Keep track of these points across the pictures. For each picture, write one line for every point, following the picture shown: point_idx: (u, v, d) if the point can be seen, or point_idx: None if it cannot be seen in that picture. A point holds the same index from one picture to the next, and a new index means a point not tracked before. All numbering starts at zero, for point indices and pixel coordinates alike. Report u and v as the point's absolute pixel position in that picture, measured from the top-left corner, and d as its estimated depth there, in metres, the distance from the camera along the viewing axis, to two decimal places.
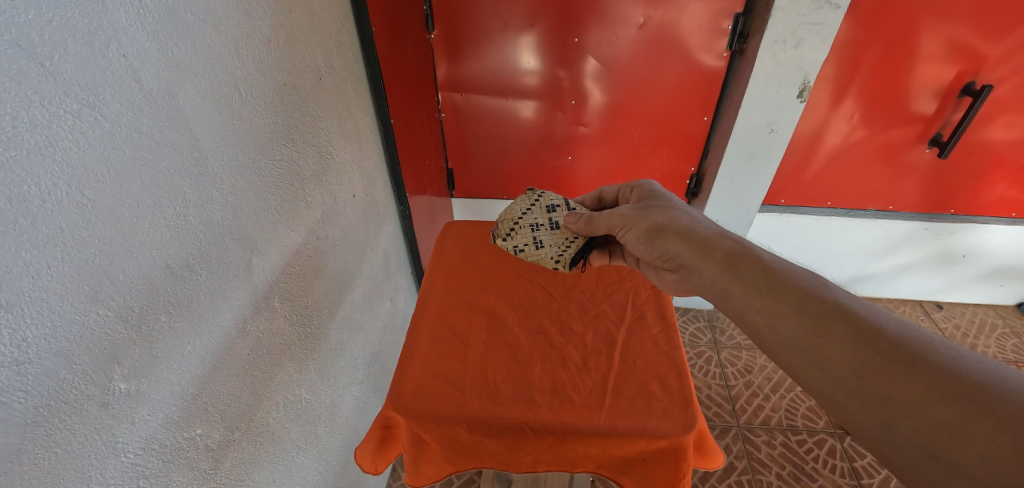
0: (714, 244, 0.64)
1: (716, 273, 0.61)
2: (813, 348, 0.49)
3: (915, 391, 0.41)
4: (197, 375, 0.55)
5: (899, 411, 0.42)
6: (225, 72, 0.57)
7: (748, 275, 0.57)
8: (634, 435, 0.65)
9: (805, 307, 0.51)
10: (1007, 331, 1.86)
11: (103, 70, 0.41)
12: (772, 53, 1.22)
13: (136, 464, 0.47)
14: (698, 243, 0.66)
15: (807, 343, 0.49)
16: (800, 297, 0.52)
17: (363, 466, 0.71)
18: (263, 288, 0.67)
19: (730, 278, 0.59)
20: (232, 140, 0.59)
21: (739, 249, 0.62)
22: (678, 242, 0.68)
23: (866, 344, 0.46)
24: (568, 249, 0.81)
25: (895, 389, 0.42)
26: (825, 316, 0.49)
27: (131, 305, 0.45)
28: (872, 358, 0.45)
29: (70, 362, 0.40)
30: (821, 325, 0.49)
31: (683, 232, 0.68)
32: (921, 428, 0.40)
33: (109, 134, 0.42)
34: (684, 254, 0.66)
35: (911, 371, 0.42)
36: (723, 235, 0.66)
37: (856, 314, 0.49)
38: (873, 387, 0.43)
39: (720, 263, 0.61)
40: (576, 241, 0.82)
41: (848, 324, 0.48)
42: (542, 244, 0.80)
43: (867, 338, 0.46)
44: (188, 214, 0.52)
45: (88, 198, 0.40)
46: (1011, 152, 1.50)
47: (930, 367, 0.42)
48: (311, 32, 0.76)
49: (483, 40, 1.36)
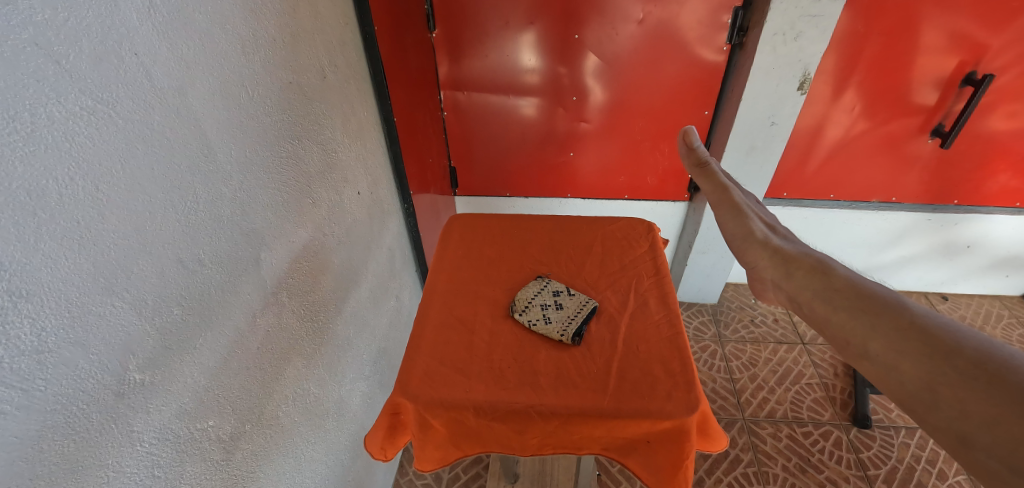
0: (796, 260, 0.68)
1: (796, 287, 0.64)
2: (887, 361, 0.50)
3: (989, 405, 0.41)
4: (209, 368, 0.56)
5: (972, 422, 0.42)
6: (232, 70, 0.58)
7: (826, 293, 0.60)
8: (639, 417, 0.66)
9: (879, 323, 0.53)
10: (1014, 321, 1.85)
11: (116, 69, 0.42)
12: (772, 45, 1.22)
13: (151, 453, 0.48)
14: (781, 260, 0.70)
15: (883, 356, 0.51)
16: (875, 314, 0.54)
17: (372, 453, 0.72)
18: (272, 283, 0.68)
19: (810, 293, 0.62)
20: (239, 137, 0.59)
21: (821, 265, 0.65)
22: (763, 255, 0.73)
23: (940, 360, 0.46)
24: (572, 323, 0.77)
25: (969, 402, 0.43)
26: (902, 332, 0.51)
27: (145, 297, 0.47)
28: (947, 374, 0.45)
29: (87, 352, 0.41)
30: (896, 341, 0.50)
31: (768, 249, 0.73)
32: (997, 437, 0.40)
33: (122, 130, 0.43)
34: (767, 270, 0.71)
35: (985, 388, 0.43)
36: (808, 253, 0.69)
37: (932, 331, 0.49)
38: (947, 400, 0.44)
39: (801, 278, 0.64)
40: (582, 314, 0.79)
41: (923, 341, 0.49)
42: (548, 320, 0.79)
43: (941, 356, 0.47)
44: (198, 210, 0.53)
45: (103, 192, 0.41)
46: (1014, 141, 1.49)
47: (1009, 382, 0.42)
48: (315, 31, 0.77)
49: (483, 38, 1.37)
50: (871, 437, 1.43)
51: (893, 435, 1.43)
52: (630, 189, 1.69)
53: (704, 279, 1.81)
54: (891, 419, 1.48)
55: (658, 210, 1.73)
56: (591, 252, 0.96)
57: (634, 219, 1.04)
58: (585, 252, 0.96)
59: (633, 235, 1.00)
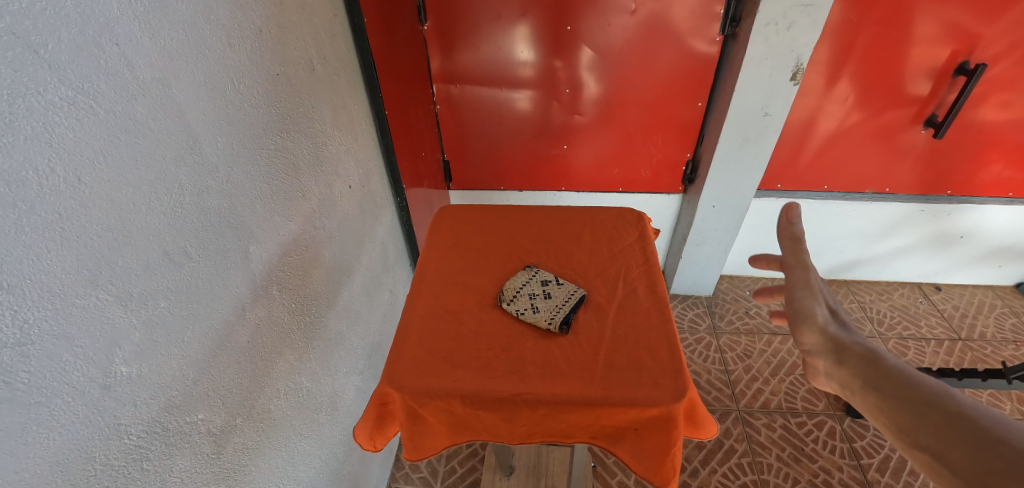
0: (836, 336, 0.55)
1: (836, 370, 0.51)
2: (940, 457, 0.39)
3: None
4: (197, 360, 0.56)
5: None
6: (217, 61, 0.57)
7: (869, 374, 0.47)
8: (626, 405, 0.66)
9: (924, 408, 0.41)
10: (1006, 311, 1.85)
11: (97, 59, 0.41)
12: (765, 36, 1.22)
13: (139, 447, 0.48)
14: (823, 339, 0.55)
15: (935, 452, 0.39)
16: (923, 398, 0.42)
17: (361, 443, 0.72)
18: (261, 275, 0.68)
19: (852, 378, 0.49)
20: (225, 128, 0.59)
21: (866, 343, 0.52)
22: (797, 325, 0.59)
23: (1005, 455, 0.35)
24: (560, 311, 0.77)
25: None
26: (951, 420, 0.39)
27: (131, 290, 0.46)
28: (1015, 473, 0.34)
29: (72, 345, 0.41)
30: (948, 431, 0.39)
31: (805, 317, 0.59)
32: None
33: (104, 121, 0.42)
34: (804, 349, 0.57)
35: None
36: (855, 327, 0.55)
37: (988, 417, 0.38)
38: None
39: (840, 356, 0.52)
40: (571, 302, 0.79)
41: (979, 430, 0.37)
42: (536, 308, 0.78)
43: (1008, 453, 0.35)
44: (184, 201, 0.53)
45: (86, 184, 0.41)
46: (1008, 131, 1.49)
47: None
48: (303, 22, 0.76)
49: (475, 30, 1.36)
50: (864, 427, 1.44)
51: None
52: (624, 181, 1.69)
53: (699, 272, 1.81)
54: None
55: (653, 203, 1.74)
56: (580, 242, 0.96)
57: (624, 209, 1.04)
58: (575, 242, 0.96)
59: (623, 224, 1.00)
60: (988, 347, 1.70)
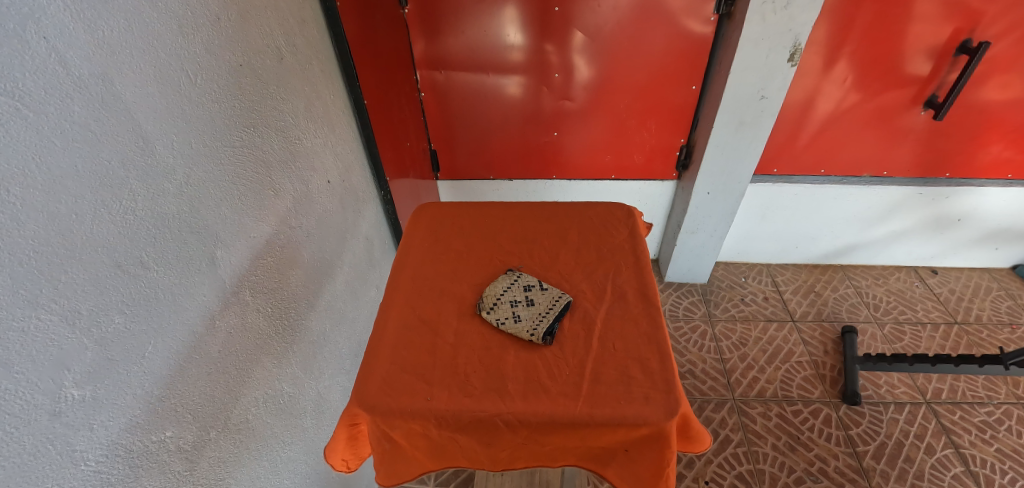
0: None
1: None
2: None
3: None
4: (161, 376, 0.52)
5: None
6: (169, 53, 0.52)
7: None
8: (614, 423, 0.64)
9: None
10: (1002, 294, 1.84)
11: (22, 55, 0.37)
12: (761, 15, 1.17)
13: (99, 472, 0.45)
14: None
15: None
16: None
17: (334, 465, 0.69)
18: (231, 283, 0.65)
19: None
20: (182, 126, 0.55)
21: None
22: None
23: None
24: (544, 321, 0.74)
25: None
26: None
27: (78, 307, 0.43)
28: None
29: (12, 371, 0.37)
30: None
31: None
32: None
33: (34, 125, 0.38)
34: None
35: None
36: None
37: None
38: None
39: None
40: (555, 310, 0.76)
41: None
42: (519, 317, 0.75)
43: None
44: (135, 209, 0.48)
45: (16, 195, 0.37)
46: (1009, 111, 1.46)
47: None
48: (266, 7, 0.71)
49: (459, 14, 1.30)
50: (860, 414, 1.44)
51: (882, 410, 1.44)
52: (616, 169, 1.65)
53: (694, 259, 1.79)
54: (881, 394, 1.49)
55: (646, 190, 1.70)
56: (566, 241, 0.93)
57: (612, 204, 1.01)
58: (561, 241, 0.93)
59: (612, 221, 0.97)
60: (984, 331, 1.70)
